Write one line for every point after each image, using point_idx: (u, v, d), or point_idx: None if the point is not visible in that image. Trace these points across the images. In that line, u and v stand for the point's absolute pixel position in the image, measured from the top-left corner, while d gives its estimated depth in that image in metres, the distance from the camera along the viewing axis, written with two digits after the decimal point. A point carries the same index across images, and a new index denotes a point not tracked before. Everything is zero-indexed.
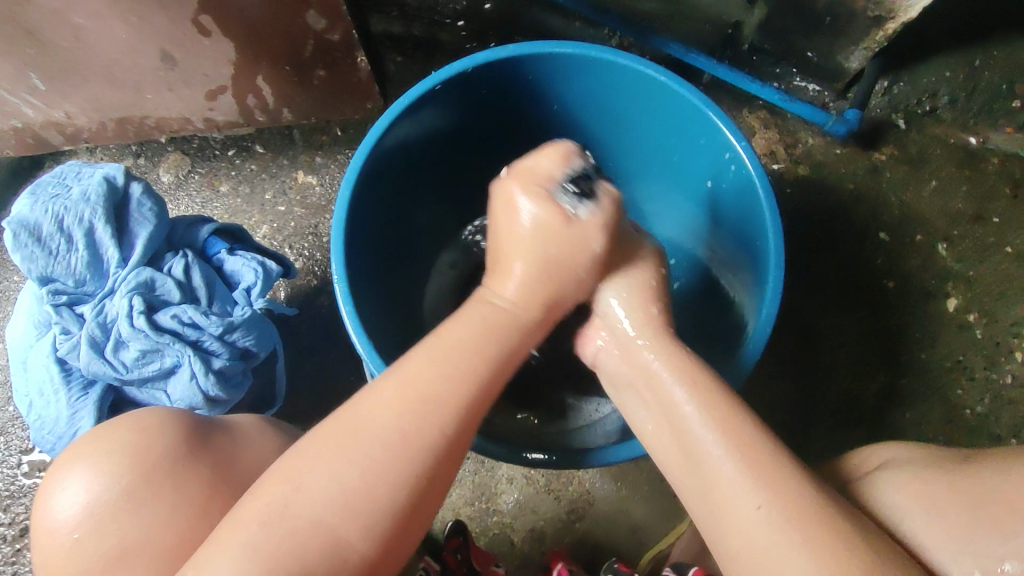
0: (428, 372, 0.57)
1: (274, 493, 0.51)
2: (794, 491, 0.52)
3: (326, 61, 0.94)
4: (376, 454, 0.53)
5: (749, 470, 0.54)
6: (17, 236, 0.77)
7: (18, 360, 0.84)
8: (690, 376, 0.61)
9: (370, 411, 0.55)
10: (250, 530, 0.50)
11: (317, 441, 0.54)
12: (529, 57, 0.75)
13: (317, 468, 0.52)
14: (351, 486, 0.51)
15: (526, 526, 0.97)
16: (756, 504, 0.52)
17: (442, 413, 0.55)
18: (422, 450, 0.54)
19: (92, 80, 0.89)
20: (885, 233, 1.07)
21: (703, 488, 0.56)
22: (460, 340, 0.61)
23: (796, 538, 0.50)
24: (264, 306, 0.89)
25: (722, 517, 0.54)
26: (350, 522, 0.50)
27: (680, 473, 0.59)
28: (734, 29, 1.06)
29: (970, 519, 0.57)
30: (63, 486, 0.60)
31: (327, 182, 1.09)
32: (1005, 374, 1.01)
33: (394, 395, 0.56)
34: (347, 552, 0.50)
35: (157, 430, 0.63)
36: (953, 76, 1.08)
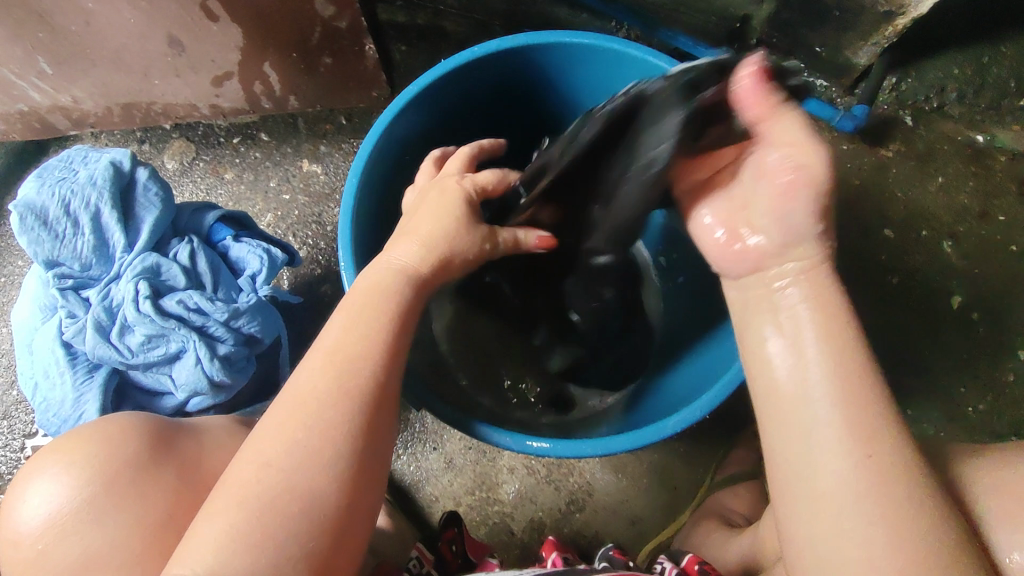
0: (346, 337, 0.57)
1: (227, 489, 0.51)
2: (895, 476, 0.49)
3: (334, 49, 0.93)
4: (315, 420, 0.52)
5: (856, 437, 0.50)
6: (23, 219, 0.77)
7: (23, 344, 0.84)
8: (840, 326, 0.54)
9: (300, 385, 0.55)
10: (223, 519, 0.49)
11: (262, 431, 0.53)
12: (538, 46, 0.75)
13: (267, 443, 0.52)
14: (304, 449, 0.51)
15: (526, 517, 0.97)
16: (847, 464, 0.50)
17: (362, 364, 0.56)
18: (360, 398, 0.54)
19: (99, 64, 0.89)
20: (889, 229, 1.07)
21: (795, 430, 0.52)
22: (374, 296, 0.60)
23: (875, 519, 0.48)
24: (269, 293, 0.89)
25: (804, 464, 0.51)
26: (313, 478, 0.51)
27: (777, 402, 0.55)
28: (742, 23, 1.05)
29: (991, 519, 0.56)
30: (25, 496, 0.61)
31: (331, 170, 1.09)
32: (1007, 373, 1.01)
33: (320, 362, 0.56)
34: (318, 508, 0.50)
35: (117, 439, 0.64)
36: (961, 72, 1.07)
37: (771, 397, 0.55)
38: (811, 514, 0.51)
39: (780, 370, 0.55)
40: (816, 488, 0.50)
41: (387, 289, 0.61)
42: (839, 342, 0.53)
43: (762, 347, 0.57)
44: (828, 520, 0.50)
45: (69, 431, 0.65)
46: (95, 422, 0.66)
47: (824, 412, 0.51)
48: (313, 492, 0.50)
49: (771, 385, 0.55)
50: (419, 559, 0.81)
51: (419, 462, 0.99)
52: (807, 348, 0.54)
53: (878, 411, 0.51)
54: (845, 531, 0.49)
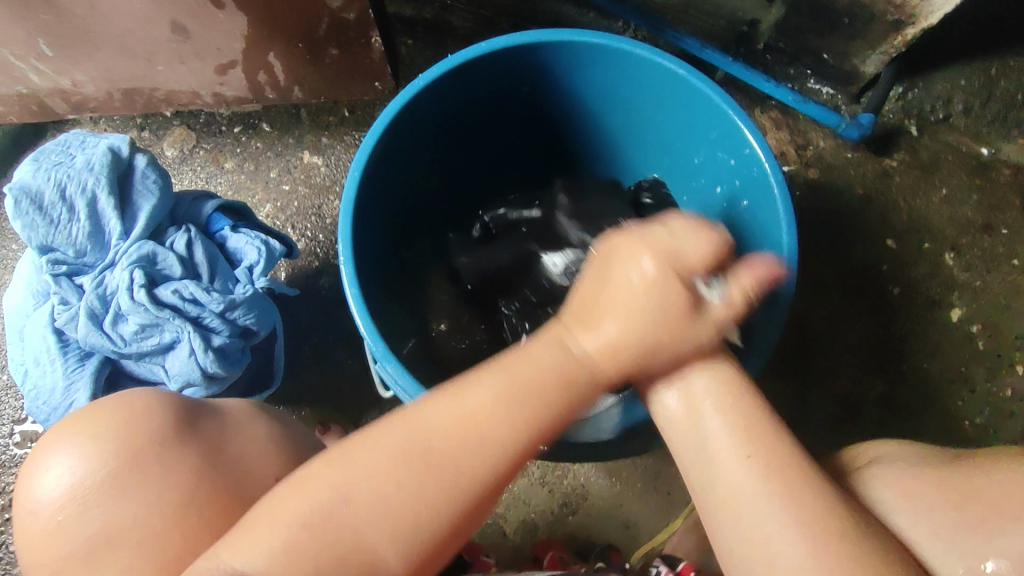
0: (492, 413, 0.54)
1: (316, 502, 0.51)
2: (782, 454, 0.55)
3: (339, 40, 0.92)
4: (427, 489, 0.52)
5: (746, 443, 0.55)
6: (17, 203, 0.76)
7: (14, 329, 0.83)
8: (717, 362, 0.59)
9: (418, 442, 0.53)
10: (290, 530, 0.50)
11: (356, 463, 0.53)
12: (550, 44, 0.74)
13: (362, 480, 0.52)
14: (393, 510, 0.51)
15: (518, 518, 0.97)
16: (743, 467, 0.55)
17: (490, 463, 0.53)
18: (462, 482, 0.53)
19: (101, 49, 0.88)
20: (893, 240, 1.06)
21: (700, 452, 0.57)
22: (549, 365, 0.56)
23: (785, 509, 0.53)
24: (265, 285, 0.88)
25: (717, 480, 0.56)
26: (390, 543, 0.51)
27: (681, 434, 0.59)
28: (750, 27, 1.05)
29: (958, 521, 0.57)
30: (45, 466, 0.60)
31: (332, 163, 1.08)
32: (1005, 387, 1.01)
33: (436, 434, 0.53)
34: (380, 568, 0.51)
35: (146, 413, 0.63)
36: (968, 83, 1.08)
37: (672, 428, 0.59)
38: (727, 519, 0.55)
39: (683, 430, 0.59)
40: (728, 501, 0.55)
41: (557, 362, 0.57)
42: (745, 407, 0.57)
43: (683, 407, 0.59)
44: (741, 521, 0.54)
45: (97, 404, 0.64)
46: (122, 398, 0.64)
47: (718, 437, 0.56)
48: (381, 554, 0.51)
49: (703, 443, 0.57)
50: None
51: None
52: (707, 407, 0.58)
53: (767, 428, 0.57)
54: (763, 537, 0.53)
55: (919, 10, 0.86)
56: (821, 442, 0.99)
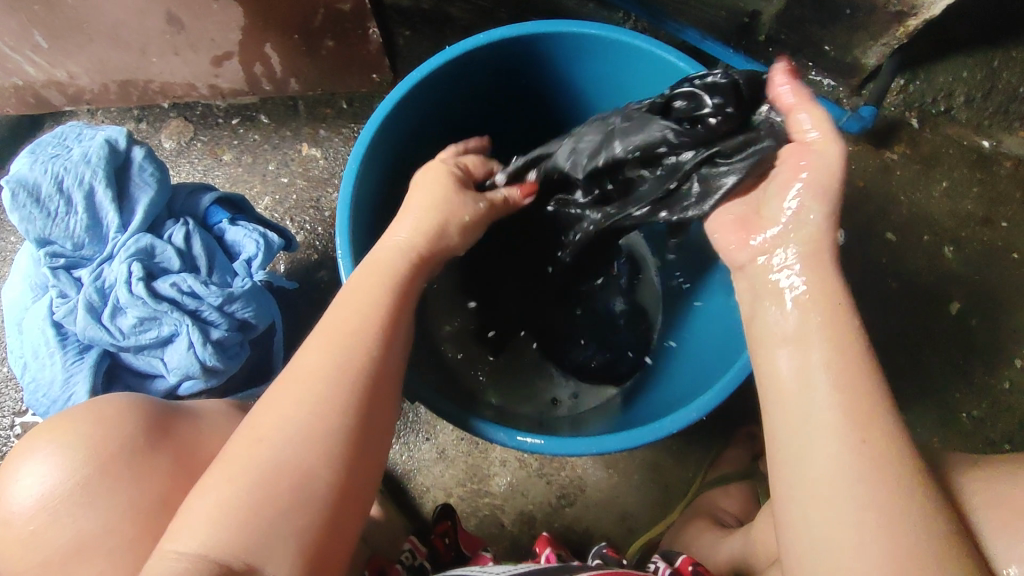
0: (328, 343, 0.57)
1: (244, 451, 0.52)
2: (894, 461, 0.48)
3: (336, 32, 0.92)
4: (327, 394, 0.54)
5: (859, 437, 0.49)
6: (15, 195, 0.76)
7: (12, 322, 0.83)
8: (829, 303, 0.54)
9: (309, 364, 0.56)
10: (224, 487, 0.50)
11: (268, 404, 0.54)
12: (548, 36, 0.73)
13: (275, 416, 0.53)
14: (303, 428, 0.52)
15: (516, 509, 0.97)
16: (843, 463, 0.48)
17: (364, 361, 0.57)
18: (352, 391, 0.55)
19: (96, 40, 0.88)
20: (892, 233, 1.06)
21: (797, 425, 0.51)
22: (351, 301, 0.60)
23: (874, 520, 0.46)
24: (264, 278, 0.88)
25: (802, 467, 0.50)
26: (315, 458, 0.52)
27: (779, 398, 0.54)
28: (751, 18, 1.04)
29: (974, 520, 0.54)
30: (16, 477, 0.60)
31: (331, 155, 1.08)
32: (1003, 380, 1.01)
33: (323, 350, 0.56)
34: (315, 484, 0.51)
35: (116, 416, 0.63)
36: (970, 76, 1.04)
37: (774, 391, 0.54)
38: (804, 510, 0.49)
39: (790, 393, 0.53)
40: (807, 485, 0.50)
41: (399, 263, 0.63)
42: (852, 382, 0.51)
43: (794, 372, 0.53)
44: (827, 525, 0.48)
45: (66, 410, 0.64)
46: (93, 402, 0.65)
47: (824, 416, 0.50)
48: (312, 475, 0.51)
49: (805, 419, 0.51)
50: (413, 551, 0.80)
51: (411, 451, 0.98)
52: (819, 372, 0.52)
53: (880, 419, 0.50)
54: (848, 542, 0.47)
55: (919, 1, 0.85)
56: None
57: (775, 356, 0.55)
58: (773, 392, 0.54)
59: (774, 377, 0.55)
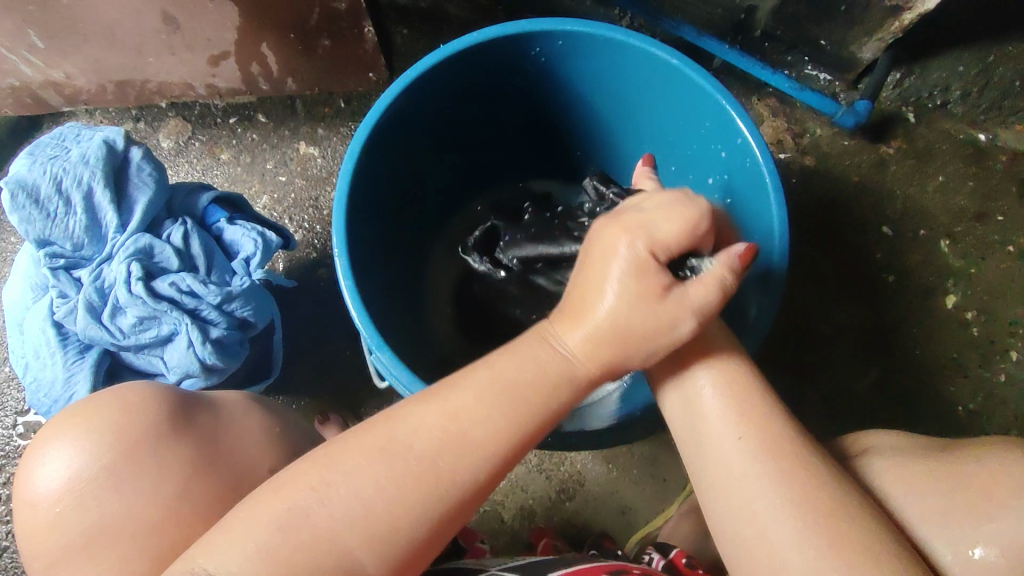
0: (473, 409, 0.54)
1: (296, 496, 0.50)
2: (790, 453, 0.55)
3: (332, 31, 0.92)
4: (391, 483, 0.51)
5: (746, 427, 0.56)
6: (14, 197, 0.76)
7: (13, 322, 0.83)
8: (727, 354, 0.60)
9: (407, 433, 0.53)
10: (264, 530, 0.49)
11: (345, 446, 0.53)
12: (543, 34, 0.74)
13: (345, 471, 0.51)
14: (373, 509, 0.50)
15: (515, 504, 0.98)
16: (746, 457, 0.55)
17: (481, 460, 0.53)
18: (444, 487, 0.52)
19: (93, 40, 0.88)
20: (888, 228, 1.06)
21: (697, 434, 0.58)
22: (532, 360, 0.56)
23: (785, 509, 0.52)
24: (263, 277, 0.88)
25: (713, 466, 0.57)
26: (367, 544, 0.50)
27: (681, 423, 0.60)
28: (747, 14, 1.04)
29: (952, 507, 0.58)
30: (42, 460, 0.61)
31: (328, 154, 1.08)
32: (998, 373, 1.02)
33: (439, 428, 0.53)
34: (350, 561, 0.50)
35: (142, 401, 0.64)
36: (965, 71, 1.04)
37: (678, 413, 0.61)
38: (721, 504, 0.55)
39: (681, 409, 0.60)
40: (722, 483, 0.56)
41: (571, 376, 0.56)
42: (756, 426, 0.56)
43: (683, 398, 0.60)
44: (731, 506, 0.55)
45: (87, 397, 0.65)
46: (112, 388, 0.65)
47: (746, 463, 0.55)
48: (349, 556, 0.50)
49: (698, 428, 0.58)
50: None
51: None
52: (705, 386, 0.59)
53: (793, 447, 0.55)
54: (791, 569, 0.51)
55: None
56: (815, 428, 1.00)
57: (693, 413, 0.59)
58: (694, 455, 0.58)
59: (689, 438, 0.59)
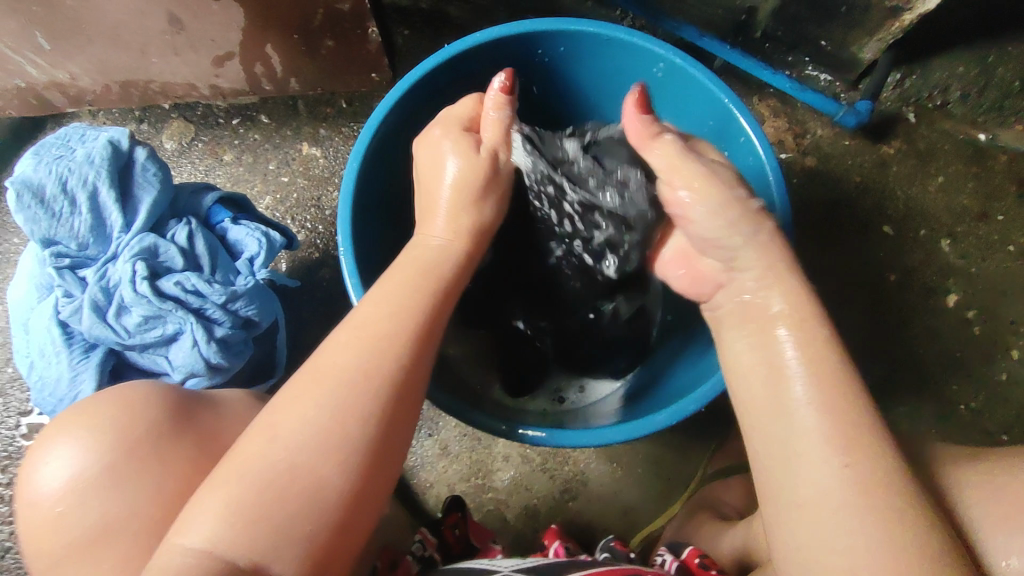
0: (383, 321, 0.57)
1: (248, 451, 0.50)
2: (879, 462, 0.49)
3: (335, 31, 0.93)
4: (342, 392, 0.53)
5: (836, 434, 0.50)
6: (20, 196, 0.76)
7: (18, 322, 0.84)
8: (820, 371, 0.52)
9: (335, 354, 0.55)
10: (229, 490, 0.49)
11: (293, 393, 0.53)
12: (546, 34, 0.74)
13: (291, 417, 0.51)
14: (323, 426, 0.51)
15: (519, 503, 0.98)
16: (836, 475, 0.49)
17: (400, 352, 0.56)
18: (379, 385, 0.54)
19: (97, 41, 0.88)
20: (889, 227, 1.07)
21: (781, 435, 0.52)
22: (372, 302, 0.58)
23: (875, 534, 0.46)
24: (267, 277, 0.89)
25: (794, 474, 0.50)
26: (326, 462, 0.50)
27: (759, 417, 0.54)
28: (748, 15, 1.05)
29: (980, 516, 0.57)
30: (44, 461, 0.62)
31: (331, 154, 1.08)
32: (1000, 371, 1.02)
33: (349, 340, 0.55)
34: (328, 491, 0.50)
35: (141, 401, 0.64)
36: (965, 72, 1.04)
37: (748, 398, 0.55)
38: (788, 520, 0.50)
39: (759, 397, 0.54)
40: (796, 491, 0.50)
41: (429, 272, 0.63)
42: (821, 375, 0.52)
43: (764, 366, 0.55)
44: (812, 526, 0.49)
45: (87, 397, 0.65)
46: (111, 389, 0.65)
47: (806, 419, 0.51)
48: (324, 484, 0.50)
49: (780, 420, 0.52)
50: (424, 542, 0.81)
51: (415, 447, 0.99)
52: (791, 380, 0.53)
53: (860, 413, 0.50)
54: (838, 534, 0.47)
55: None
56: None
57: (748, 352, 0.56)
58: (743, 388, 0.56)
59: (741, 376, 0.56)
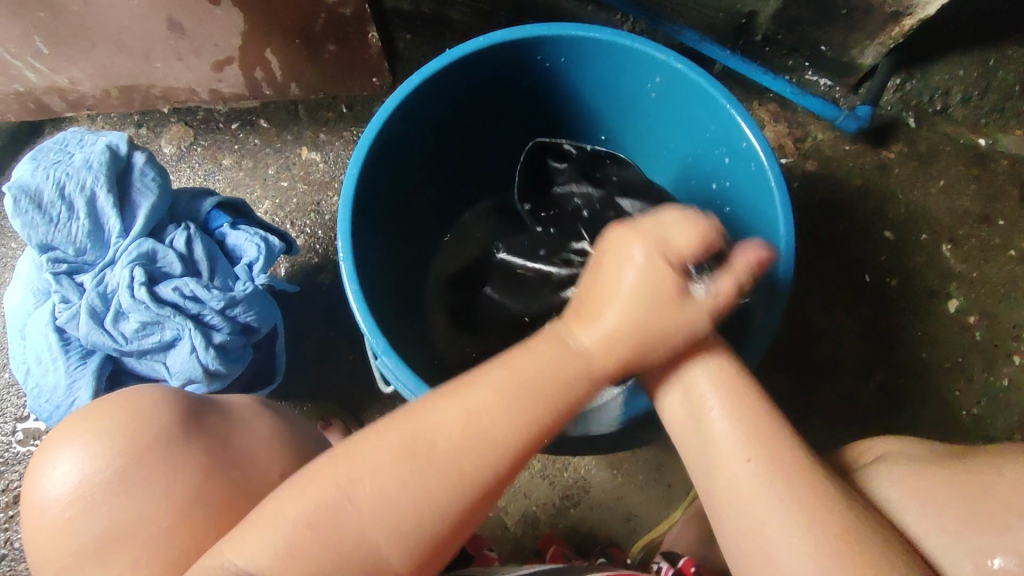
0: (494, 406, 0.53)
1: (323, 502, 0.50)
2: (784, 456, 0.54)
3: (337, 36, 0.92)
4: (432, 484, 0.51)
5: (746, 437, 0.55)
6: (17, 202, 0.76)
7: (16, 328, 0.83)
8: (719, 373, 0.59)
9: (434, 425, 0.53)
10: (285, 528, 0.50)
11: (373, 455, 0.52)
12: (547, 39, 0.74)
13: (370, 483, 0.51)
14: (401, 509, 0.51)
15: (519, 510, 0.97)
16: (745, 471, 0.54)
17: (500, 452, 0.53)
18: (473, 485, 0.52)
19: (98, 46, 0.88)
20: (891, 232, 1.06)
21: (703, 450, 0.57)
22: (534, 372, 0.55)
23: (785, 509, 0.51)
24: (265, 282, 0.88)
25: (720, 477, 0.55)
26: (391, 536, 0.50)
27: (684, 436, 0.59)
28: (748, 19, 1.05)
29: (966, 516, 0.56)
30: (52, 464, 0.60)
31: (331, 159, 1.08)
32: (1002, 377, 1.02)
33: (456, 424, 0.53)
34: (387, 569, 0.50)
35: (151, 408, 0.63)
36: (966, 75, 1.05)
37: (680, 427, 0.60)
38: (725, 515, 0.55)
39: (682, 421, 0.59)
40: (730, 495, 0.54)
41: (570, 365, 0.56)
42: (739, 401, 0.57)
43: (684, 403, 0.59)
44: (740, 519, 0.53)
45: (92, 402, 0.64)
46: (117, 394, 0.65)
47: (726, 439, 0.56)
48: (385, 561, 0.50)
49: (699, 429, 0.58)
50: None
51: None
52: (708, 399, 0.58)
53: (769, 419, 0.56)
54: (762, 530, 0.52)
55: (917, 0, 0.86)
56: (819, 432, 1.00)
57: (683, 393, 0.60)
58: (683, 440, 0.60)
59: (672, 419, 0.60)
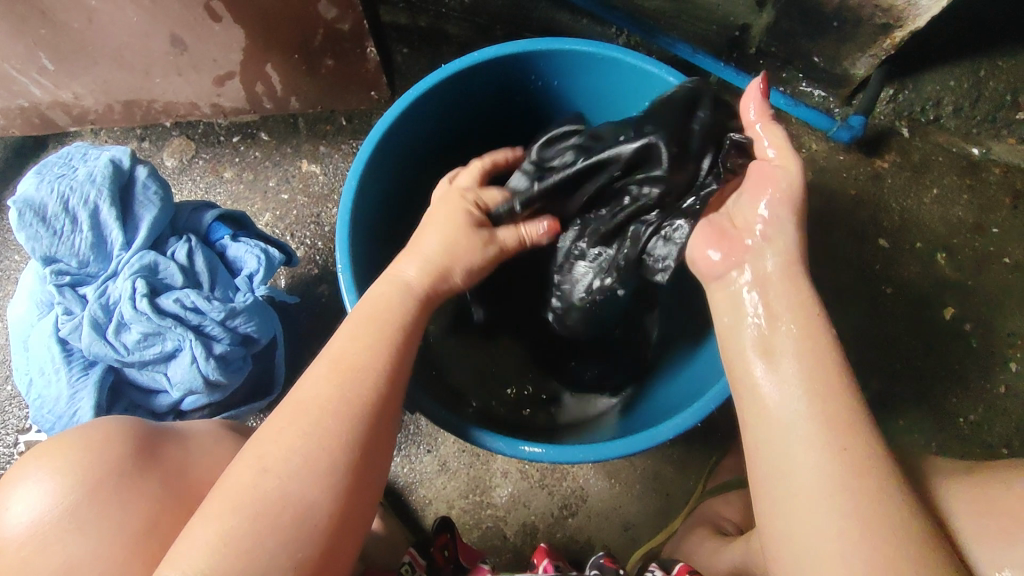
0: (354, 344, 0.60)
1: (242, 476, 0.53)
2: (856, 447, 0.51)
3: (335, 51, 0.94)
4: (328, 425, 0.55)
5: (822, 422, 0.52)
6: (21, 215, 0.77)
7: (18, 339, 0.84)
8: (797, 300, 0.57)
9: (312, 383, 0.58)
10: (221, 517, 0.51)
11: (276, 424, 0.56)
12: (541, 53, 0.75)
13: (275, 445, 0.54)
14: (307, 455, 0.54)
15: (518, 520, 0.98)
16: (821, 467, 0.51)
17: (373, 373, 0.59)
18: (364, 407, 0.57)
19: (101, 62, 0.89)
20: (885, 241, 1.07)
21: (770, 434, 0.54)
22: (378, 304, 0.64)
23: (851, 506, 0.49)
24: (266, 293, 0.89)
25: (785, 471, 0.52)
26: (314, 486, 0.53)
27: (754, 410, 0.55)
28: (741, 31, 1.06)
29: (977, 531, 0.58)
30: (7, 503, 0.61)
31: (330, 171, 1.09)
32: (999, 385, 1.02)
33: (327, 367, 0.58)
34: (314, 515, 0.52)
35: (101, 441, 0.64)
36: (957, 85, 1.07)
37: (753, 405, 0.56)
38: (786, 516, 0.51)
39: (768, 406, 0.54)
40: (792, 489, 0.51)
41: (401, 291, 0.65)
42: (822, 377, 0.53)
43: (760, 355, 0.56)
44: (808, 529, 0.50)
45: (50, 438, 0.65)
46: (70, 431, 0.65)
47: (793, 424, 0.53)
48: (309, 507, 0.52)
49: (773, 417, 0.54)
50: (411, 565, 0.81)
51: (413, 464, 0.99)
52: (790, 372, 0.54)
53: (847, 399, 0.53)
54: (813, 523, 0.50)
55: (905, 13, 0.87)
56: None
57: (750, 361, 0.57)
58: (752, 397, 0.56)
59: (748, 385, 0.57)
